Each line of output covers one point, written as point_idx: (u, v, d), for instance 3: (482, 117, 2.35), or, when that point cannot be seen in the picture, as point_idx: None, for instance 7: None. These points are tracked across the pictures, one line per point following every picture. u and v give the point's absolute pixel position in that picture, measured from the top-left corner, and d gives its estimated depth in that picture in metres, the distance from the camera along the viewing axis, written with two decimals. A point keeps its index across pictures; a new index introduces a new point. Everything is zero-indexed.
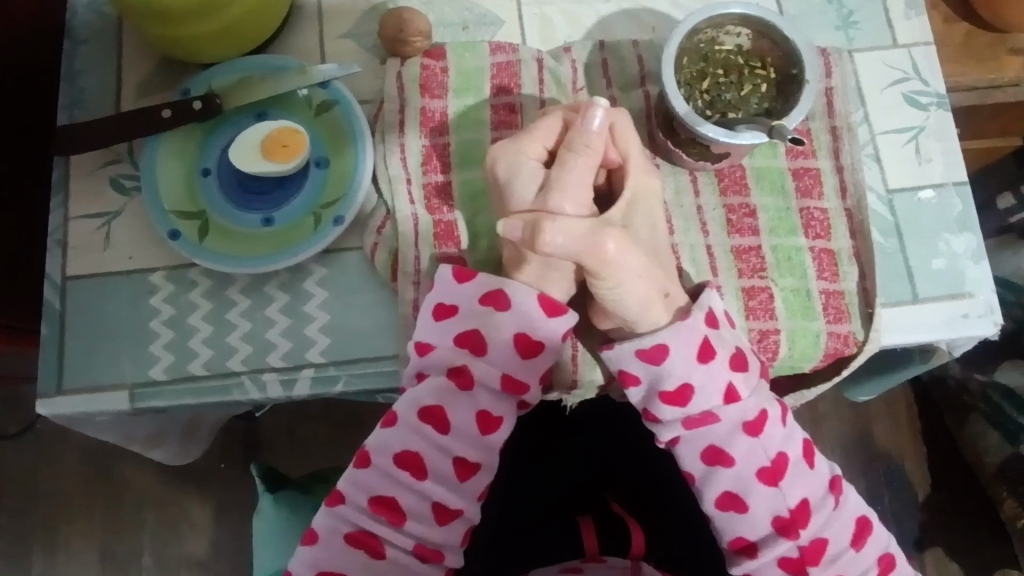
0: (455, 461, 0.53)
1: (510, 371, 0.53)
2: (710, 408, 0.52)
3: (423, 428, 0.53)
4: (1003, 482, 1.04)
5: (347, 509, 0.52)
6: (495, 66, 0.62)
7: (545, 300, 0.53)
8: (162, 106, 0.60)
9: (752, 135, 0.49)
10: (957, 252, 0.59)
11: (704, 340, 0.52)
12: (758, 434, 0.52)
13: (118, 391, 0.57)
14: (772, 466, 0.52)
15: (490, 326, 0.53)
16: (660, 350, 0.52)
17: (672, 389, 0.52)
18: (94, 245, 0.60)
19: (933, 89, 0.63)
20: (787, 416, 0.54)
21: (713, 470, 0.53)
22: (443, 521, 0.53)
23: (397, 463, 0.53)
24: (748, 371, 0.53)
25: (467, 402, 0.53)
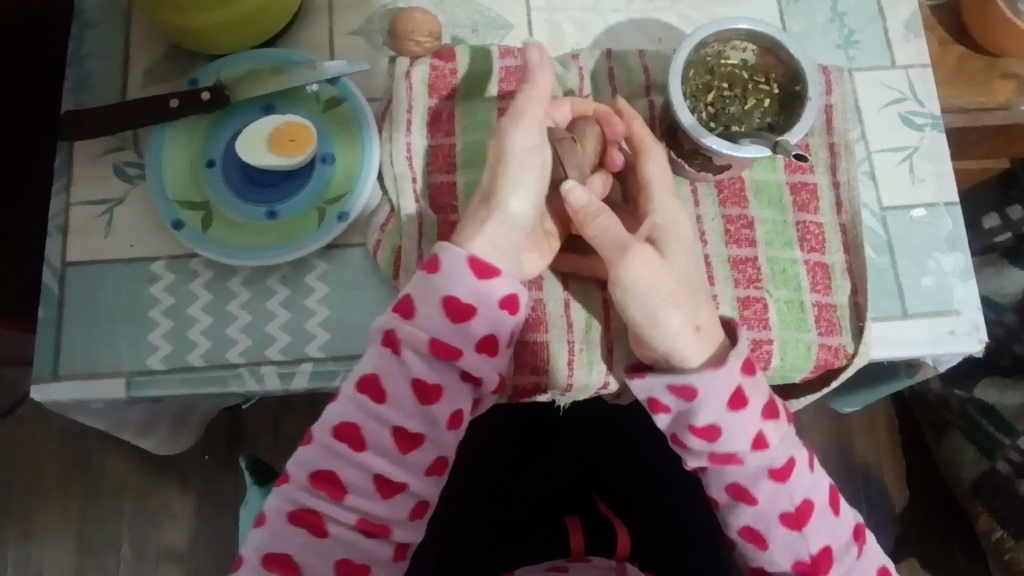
0: (394, 432, 0.51)
1: (441, 337, 0.50)
2: (736, 450, 0.52)
3: (361, 401, 0.51)
4: (978, 497, 1.03)
5: (291, 487, 0.50)
6: (504, 70, 0.63)
7: (476, 264, 0.51)
8: (171, 95, 0.60)
9: (755, 149, 0.50)
10: (946, 271, 0.61)
11: (738, 388, 0.51)
12: (785, 480, 0.53)
13: (114, 378, 0.57)
14: (796, 511, 0.53)
15: (423, 290, 0.51)
16: (692, 390, 0.51)
17: (703, 427, 0.52)
18: (96, 232, 0.60)
19: (928, 111, 0.65)
20: (815, 462, 0.55)
21: (736, 507, 0.54)
22: (386, 494, 0.50)
23: (336, 435, 0.51)
24: (778, 420, 0.53)
25: (399, 371, 0.51)
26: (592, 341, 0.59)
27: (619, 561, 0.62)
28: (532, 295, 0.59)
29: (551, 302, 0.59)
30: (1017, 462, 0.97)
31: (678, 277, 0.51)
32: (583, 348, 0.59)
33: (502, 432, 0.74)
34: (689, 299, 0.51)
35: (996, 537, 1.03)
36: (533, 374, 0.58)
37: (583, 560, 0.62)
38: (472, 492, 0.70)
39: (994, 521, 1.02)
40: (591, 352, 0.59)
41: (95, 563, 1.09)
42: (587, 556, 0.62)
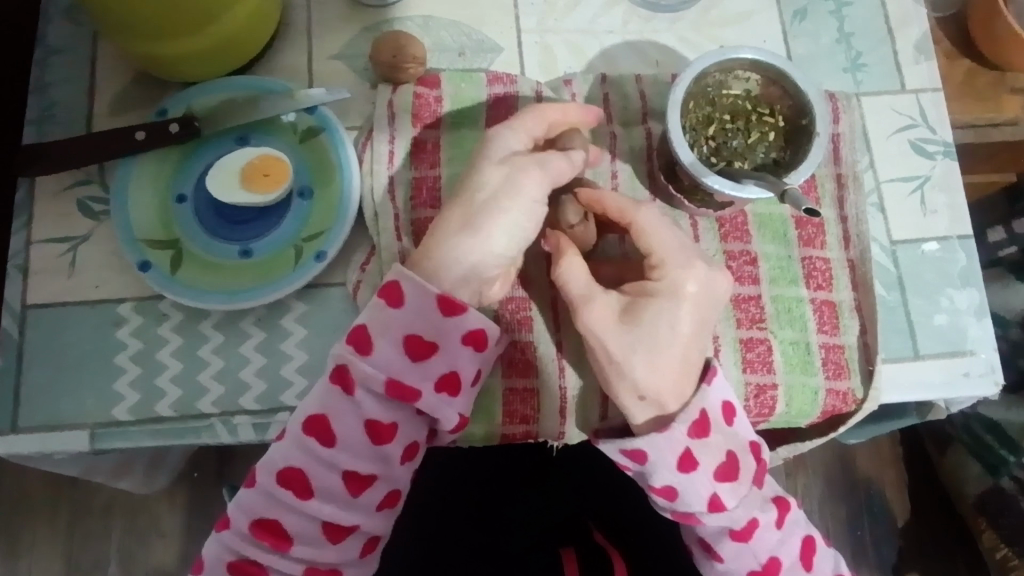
0: (344, 476, 0.47)
1: (396, 375, 0.47)
2: (694, 510, 0.50)
3: (309, 443, 0.47)
4: (982, 514, 1.00)
5: (228, 535, 0.48)
6: (492, 97, 0.59)
7: (442, 300, 0.48)
8: (138, 128, 0.56)
9: (758, 190, 0.47)
10: (959, 308, 0.58)
11: (685, 450, 0.48)
12: (747, 541, 0.50)
13: (78, 430, 0.54)
14: (763, 571, 0.50)
15: (379, 323, 0.48)
16: (640, 454, 0.49)
17: (659, 487, 0.50)
18: (58, 272, 0.57)
19: (940, 138, 0.62)
20: (785, 518, 0.51)
21: (705, 560, 0.52)
22: (335, 539, 0.48)
23: (280, 481, 0.47)
24: (736, 480, 0.50)
25: (352, 411, 0.47)
26: (587, 387, 0.55)
27: None
28: (522, 336, 0.56)
29: (542, 344, 0.56)
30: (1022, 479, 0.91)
31: (619, 342, 0.48)
32: (576, 394, 0.55)
33: (499, 460, 0.71)
34: (631, 365, 0.47)
35: (1001, 554, 1.00)
36: (523, 423, 0.55)
37: None
38: (450, 523, 0.67)
39: (999, 538, 1.00)
40: (585, 397, 0.55)
41: None
42: None
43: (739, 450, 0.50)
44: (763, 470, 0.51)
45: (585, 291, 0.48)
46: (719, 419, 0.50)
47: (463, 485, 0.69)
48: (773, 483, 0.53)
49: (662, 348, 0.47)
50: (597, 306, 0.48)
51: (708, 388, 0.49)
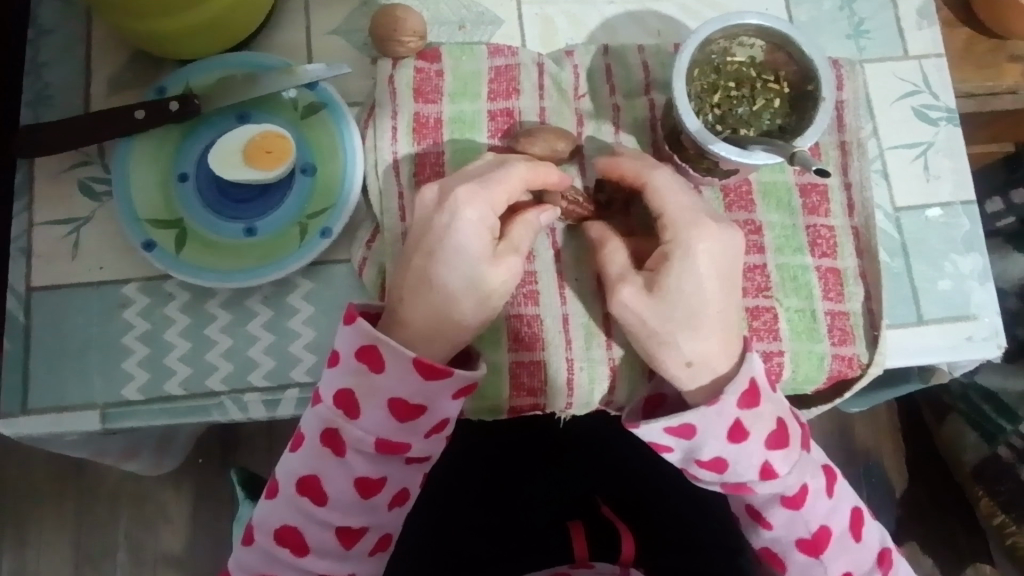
0: (336, 531, 0.50)
1: (384, 436, 0.49)
2: (746, 479, 0.50)
3: (302, 503, 0.49)
4: (978, 481, 1.01)
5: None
6: (493, 70, 0.59)
7: (420, 364, 0.47)
8: (136, 107, 0.56)
9: (767, 156, 0.47)
10: (963, 273, 0.58)
11: (736, 421, 0.49)
12: (798, 507, 0.50)
13: (87, 411, 0.54)
14: (812, 538, 0.51)
15: (365, 388, 0.48)
16: (688, 428, 0.49)
17: (708, 460, 0.50)
18: (62, 254, 0.56)
19: (943, 103, 0.62)
20: (834, 486, 0.52)
21: (752, 528, 0.53)
22: (347, 543, 0.50)
23: (277, 540, 0.50)
24: (788, 447, 0.50)
25: (341, 470, 0.49)
26: (594, 359, 0.56)
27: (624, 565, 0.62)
28: (529, 310, 0.56)
29: (549, 318, 0.56)
30: (1019, 446, 0.93)
31: (658, 314, 0.48)
32: (583, 366, 0.56)
33: (509, 441, 0.71)
34: (674, 335, 0.48)
35: (997, 522, 1.02)
36: (530, 396, 0.55)
37: (586, 564, 0.63)
38: (455, 503, 0.67)
39: (995, 506, 1.01)
40: (592, 369, 0.56)
41: None
42: (589, 560, 0.63)
43: (787, 417, 0.50)
44: (807, 435, 0.52)
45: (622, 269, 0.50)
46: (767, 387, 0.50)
47: (467, 464, 0.70)
48: (819, 451, 0.54)
49: (702, 313, 0.48)
50: (628, 281, 0.49)
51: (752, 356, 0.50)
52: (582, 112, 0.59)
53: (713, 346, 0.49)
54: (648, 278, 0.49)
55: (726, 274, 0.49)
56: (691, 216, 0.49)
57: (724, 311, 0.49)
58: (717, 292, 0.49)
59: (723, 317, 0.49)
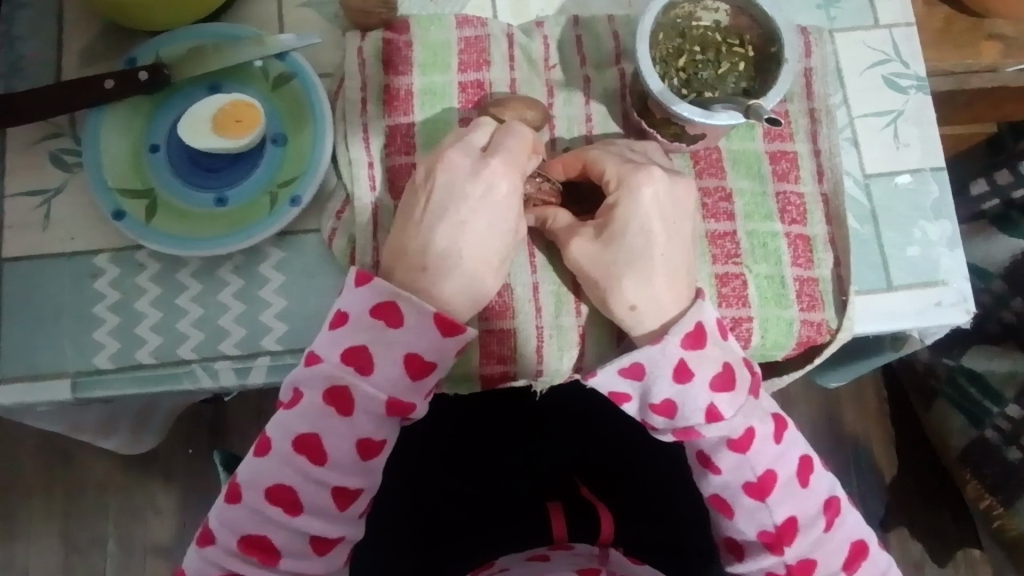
0: (333, 492, 0.49)
1: (396, 394, 0.49)
2: (693, 424, 0.51)
3: (299, 461, 0.48)
4: (966, 465, 0.98)
5: (215, 552, 0.48)
6: (463, 41, 0.59)
7: (441, 321, 0.49)
8: (106, 76, 0.56)
9: (728, 116, 0.48)
10: (932, 240, 0.59)
11: (681, 361, 0.50)
12: (745, 450, 0.51)
13: (59, 380, 0.54)
14: (758, 481, 0.51)
15: (380, 343, 0.48)
16: (638, 368, 0.50)
17: (660, 403, 0.51)
18: (33, 225, 0.57)
19: (913, 72, 0.62)
20: (783, 432, 0.52)
21: (702, 475, 0.53)
22: (342, 504, 0.49)
23: (269, 498, 0.48)
24: (734, 390, 0.50)
25: (344, 429, 0.48)
26: (563, 326, 0.56)
27: (601, 547, 0.62)
28: (498, 280, 0.56)
29: (518, 287, 0.56)
30: (1005, 429, 0.92)
31: (602, 262, 0.51)
32: (552, 333, 0.56)
33: (491, 412, 0.71)
34: (617, 280, 0.51)
35: (983, 505, 0.96)
36: (500, 363, 0.56)
37: (564, 546, 0.62)
38: (433, 470, 0.67)
39: (982, 488, 0.96)
40: (562, 337, 0.56)
41: (79, 564, 1.06)
42: (567, 542, 0.63)
43: (736, 362, 0.51)
44: (758, 382, 0.52)
45: (569, 227, 0.53)
46: (715, 333, 0.51)
47: (450, 432, 0.69)
48: (771, 401, 0.54)
49: (644, 257, 0.50)
50: (578, 236, 0.52)
51: (702, 303, 0.51)
52: (553, 82, 0.60)
53: (659, 291, 0.50)
54: (595, 228, 0.51)
55: (669, 219, 0.51)
56: (630, 167, 0.51)
57: (667, 255, 0.50)
58: (660, 237, 0.50)
59: (667, 262, 0.50)
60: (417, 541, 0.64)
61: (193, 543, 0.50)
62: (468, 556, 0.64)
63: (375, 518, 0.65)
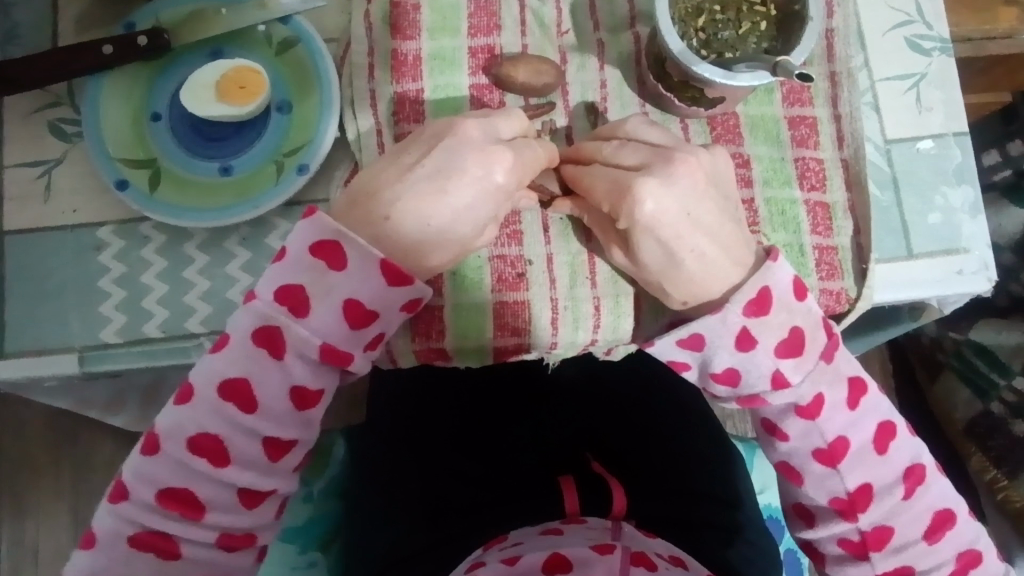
0: (264, 443, 0.47)
1: (330, 341, 0.46)
2: (759, 392, 0.50)
3: (227, 410, 0.46)
4: (971, 439, 0.97)
5: (128, 508, 0.46)
6: (473, 3, 0.57)
7: (385, 267, 0.46)
8: (104, 41, 0.54)
9: (751, 76, 0.46)
10: (954, 206, 0.57)
11: (743, 330, 0.48)
12: (814, 418, 0.50)
13: (65, 354, 0.53)
14: (828, 449, 0.50)
15: (317, 286, 0.46)
16: (697, 339, 0.49)
17: (720, 372, 0.50)
18: (34, 197, 0.55)
19: (936, 34, 0.60)
20: (858, 399, 0.50)
21: (769, 442, 0.52)
22: (274, 456, 0.47)
23: (192, 449, 0.46)
24: (802, 356, 0.49)
25: (277, 376, 0.46)
26: (578, 298, 0.55)
27: (616, 520, 0.58)
28: (511, 250, 0.55)
29: (532, 257, 0.55)
30: (1012, 402, 0.92)
31: (640, 262, 0.50)
32: (567, 305, 0.55)
33: (496, 398, 0.71)
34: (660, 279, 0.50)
35: (988, 477, 0.96)
36: (514, 335, 0.55)
37: (577, 519, 0.58)
38: (441, 453, 0.66)
39: (988, 461, 0.96)
40: (576, 309, 0.55)
41: None
42: (581, 516, 0.58)
43: (807, 326, 0.49)
44: (834, 347, 0.50)
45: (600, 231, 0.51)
46: (785, 297, 0.48)
47: (455, 417, 0.69)
48: (850, 362, 0.51)
49: (675, 259, 0.48)
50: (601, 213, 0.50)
51: (773, 265, 0.48)
52: (566, 48, 0.58)
53: (699, 284, 0.48)
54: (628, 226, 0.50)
55: (689, 217, 0.48)
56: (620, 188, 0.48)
57: (697, 250, 0.48)
58: (682, 236, 0.48)
59: (702, 261, 0.48)
60: (425, 521, 0.61)
61: (105, 499, 0.47)
62: (479, 533, 0.59)
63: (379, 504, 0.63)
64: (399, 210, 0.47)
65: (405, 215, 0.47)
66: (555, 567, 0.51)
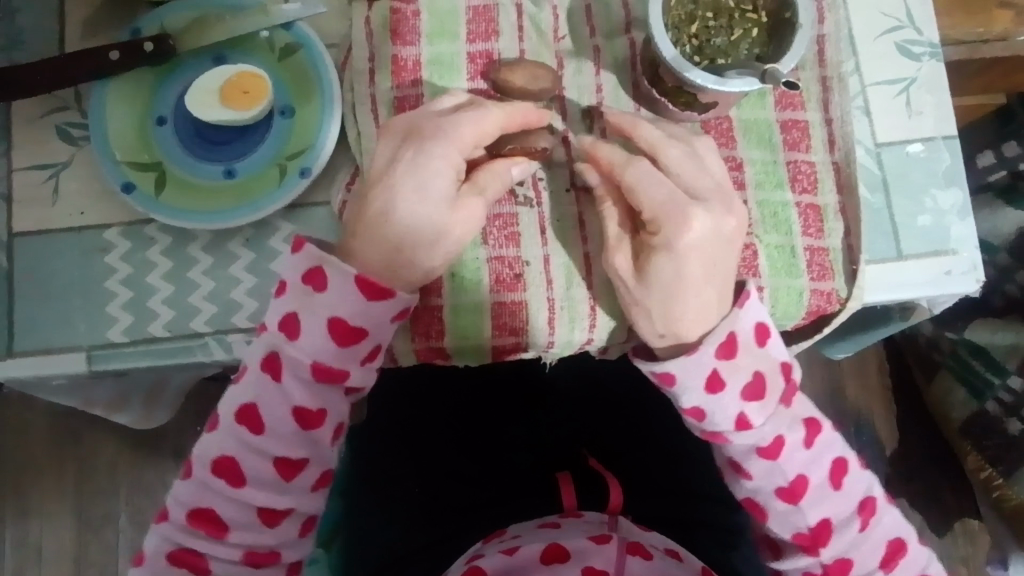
0: (275, 462, 0.49)
1: (321, 360, 0.48)
2: (723, 430, 0.51)
3: (240, 432, 0.49)
4: (967, 438, 0.99)
5: (166, 527, 0.50)
6: (471, 10, 0.58)
7: (363, 283, 0.48)
8: (111, 47, 0.55)
9: (742, 82, 0.47)
10: (943, 208, 0.59)
11: (713, 371, 0.50)
12: (775, 458, 0.51)
13: (73, 354, 0.55)
14: (790, 487, 0.52)
15: (305, 308, 0.48)
16: (669, 377, 0.50)
17: (689, 411, 0.51)
18: (41, 199, 0.56)
19: (926, 38, 0.61)
20: (814, 438, 0.52)
21: (735, 480, 0.54)
22: (286, 474, 0.50)
23: (213, 471, 0.49)
24: (764, 398, 0.50)
25: (279, 396, 0.49)
26: (574, 299, 0.56)
27: (613, 514, 0.59)
28: (509, 252, 0.56)
29: (529, 258, 0.56)
30: (1007, 403, 0.92)
31: (629, 293, 0.51)
32: (564, 306, 0.56)
33: (496, 389, 0.71)
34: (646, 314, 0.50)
35: (983, 476, 0.98)
36: (512, 335, 0.56)
37: (575, 514, 0.60)
38: (442, 448, 0.68)
39: (983, 459, 0.97)
40: (573, 309, 0.56)
41: (93, 541, 1.08)
42: (579, 511, 0.61)
43: (768, 370, 0.51)
44: (791, 389, 0.52)
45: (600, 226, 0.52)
46: (750, 342, 0.50)
47: (456, 410, 0.70)
48: (807, 404, 0.53)
49: (674, 297, 0.49)
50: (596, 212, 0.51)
51: (740, 312, 0.50)
52: (562, 53, 0.59)
53: (688, 325, 0.50)
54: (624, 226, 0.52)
55: (708, 273, 0.49)
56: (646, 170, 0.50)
57: (698, 295, 0.49)
58: (694, 275, 0.49)
59: (698, 306, 0.49)
60: (428, 519, 0.64)
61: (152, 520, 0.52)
62: (479, 530, 0.62)
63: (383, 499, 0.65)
64: (402, 212, 0.49)
65: (409, 214, 0.49)
66: (554, 556, 0.55)
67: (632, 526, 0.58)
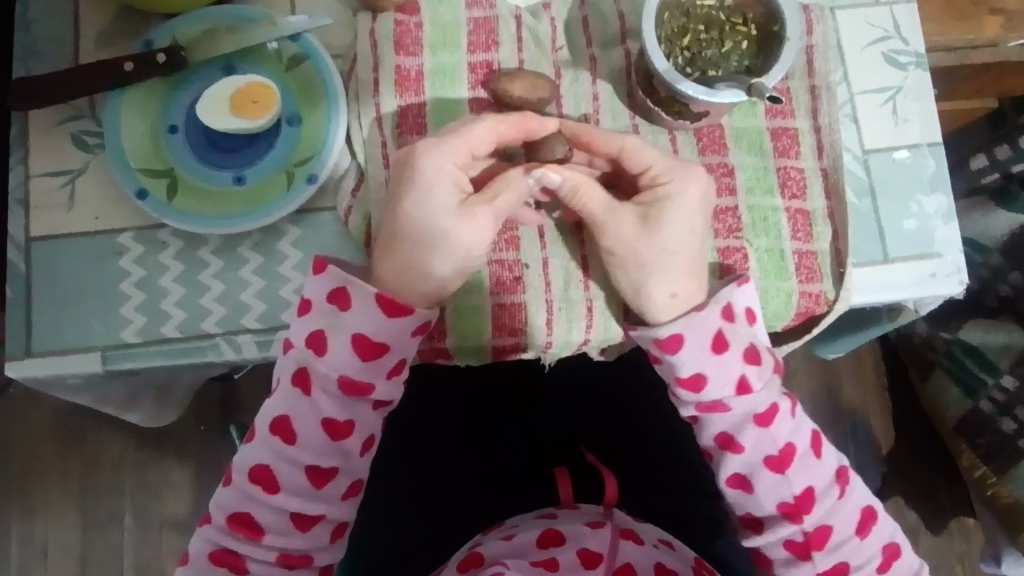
0: (307, 471, 0.51)
1: (349, 373, 0.51)
2: (722, 397, 0.53)
3: (275, 443, 0.51)
4: (961, 436, 1.00)
5: (209, 529, 0.52)
6: (472, 21, 0.60)
7: (385, 301, 0.51)
8: (125, 59, 0.57)
9: (731, 93, 0.49)
10: (928, 213, 0.60)
11: (717, 332, 0.53)
12: (768, 425, 0.53)
13: (89, 353, 0.57)
14: (779, 455, 0.54)
15: (333, 326, 0.50)
16: (675, 340, 0.53)
17: (688, 376, 0.54)
18: (57, 204, 0.59)
19: (912, 48, 0.63)
20: (797, 408, 0.55)
21: (721, 457, 0.55)
22: (319, 484, 0.52)
23: (251, 479, 0.51)
24: (762, 365, 0.54)
25: (310, 410, 0.51)
26: (572, 299, 0.58)
27: (607, 507, 0.61)
28: (509, 255, 0.58)
29: (528, 260, 0.58)
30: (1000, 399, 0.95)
31: (634, 255, 0.53)
32: (562, 306, 0.58)
33: (497, 387, 0.73)
34: (655, 273, 0.53)
35: (977, 474, 0.99)
36: (512, 335, 0.58)
37: (571, 507, 0.62)
38: (444, 445, 0.70)
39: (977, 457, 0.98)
40: (570, 310, 0.58)
41: (100, 539, 1.10)
42: (574, 504, 0.63)
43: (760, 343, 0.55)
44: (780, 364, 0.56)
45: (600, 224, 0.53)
46: (744, 313, 0.55)
47: (458, 407, 0.72)
48: None
49: (675, 250, 0.53)
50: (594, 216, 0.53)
51: (738, 287, 0.55)
52: (560, 63, 0.61)
53: (688, 277, 0.54)
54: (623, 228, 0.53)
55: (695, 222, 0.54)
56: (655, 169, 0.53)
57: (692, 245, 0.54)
58: (687, 227, 0.54)
59: (693, 253, 0.54)
60: (430, 513, 0.66)
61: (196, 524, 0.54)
62: (478, 524, 0.65)
63: (387, 493, 0.67)
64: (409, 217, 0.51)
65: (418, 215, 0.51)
66: (549, 541, 0.58)
67: (625, 517, 0.60)
